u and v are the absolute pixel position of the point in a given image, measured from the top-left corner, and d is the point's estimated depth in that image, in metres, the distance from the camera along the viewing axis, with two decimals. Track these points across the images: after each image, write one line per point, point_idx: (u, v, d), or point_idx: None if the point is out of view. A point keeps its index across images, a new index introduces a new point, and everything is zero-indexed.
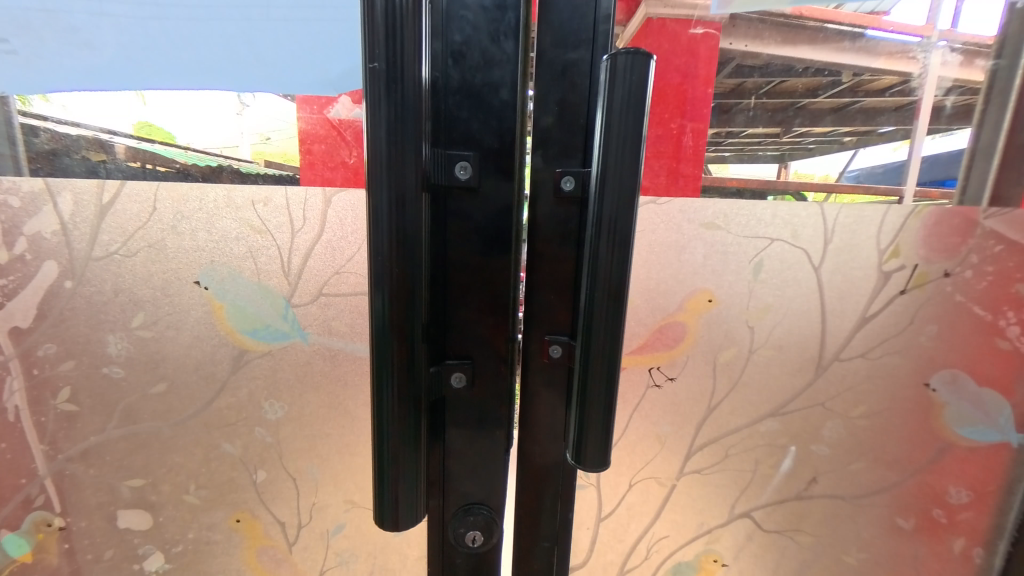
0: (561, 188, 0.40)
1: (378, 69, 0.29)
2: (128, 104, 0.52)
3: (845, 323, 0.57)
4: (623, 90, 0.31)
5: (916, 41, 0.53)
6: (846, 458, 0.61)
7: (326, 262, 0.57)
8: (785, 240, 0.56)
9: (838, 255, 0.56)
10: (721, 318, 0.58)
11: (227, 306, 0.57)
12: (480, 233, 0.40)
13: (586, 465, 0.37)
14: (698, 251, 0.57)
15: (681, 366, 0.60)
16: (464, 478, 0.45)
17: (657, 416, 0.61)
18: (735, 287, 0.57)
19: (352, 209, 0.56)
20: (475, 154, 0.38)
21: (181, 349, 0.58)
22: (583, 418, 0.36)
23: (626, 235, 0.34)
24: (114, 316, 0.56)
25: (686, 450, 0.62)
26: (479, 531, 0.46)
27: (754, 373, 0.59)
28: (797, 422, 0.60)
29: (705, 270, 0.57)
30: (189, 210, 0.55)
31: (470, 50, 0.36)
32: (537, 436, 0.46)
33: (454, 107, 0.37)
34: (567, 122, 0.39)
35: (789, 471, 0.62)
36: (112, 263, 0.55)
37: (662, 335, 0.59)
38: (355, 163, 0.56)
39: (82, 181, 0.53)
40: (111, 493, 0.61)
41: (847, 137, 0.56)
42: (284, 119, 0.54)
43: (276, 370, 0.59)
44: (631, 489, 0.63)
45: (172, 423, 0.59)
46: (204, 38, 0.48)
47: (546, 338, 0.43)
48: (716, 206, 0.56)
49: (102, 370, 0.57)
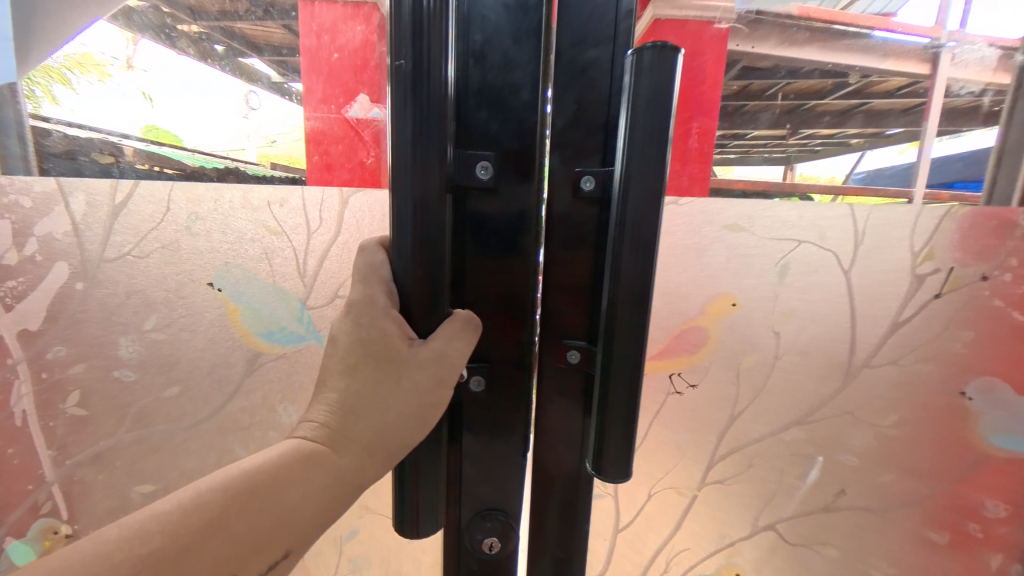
0: (580, 189, 0.39)
1: (404, 67, 0.29)
2: (136, 108, 0.54)
3: (876, 329, 0.55)
4: (648, 88, 0.30)
5: (926, 41, 0.53)
6: (873, 469, 0.59)
7: (342, 263, 0.56)
8: (812, 242, 0.54)
9: (865, 257, 0.54)
10: (743, 323, 0.57)
11: (242, 308, 0.57)
12: (498, 234, 0.39)
13: (606, 475, 0.36)
14: (718, 254, 0.56)
15: (703, 372, 0.59)
16: (482, 483, 0.44)
17: (677, 424, 0.60)
18: (758, 291, 0.56)
19: (369, 209, 0.55)
20: (494, 155, 0.37)
21: (195, 351, 0.57)
22: (603, 426, 0.35)
23: (651, 239, 0.33)
24: (125, 319, 0.55)
25: (709, 459, 0.61)
26: (498, 540, 0.45)
27: (778, 381, 0.58)
28: (822, 430, 0.58)
29: (727, 273, 0.56)
30: (204, 211, 0.54)
31: (491, 51, 0.36)
32: (553, 442, 0.45)
33: (474, 108, 0.36)
34: (585, 121, 0.38)
35: (814, 482, 0.60)
36: (125, 264, 0.54)
37: (682, 339, 0.58)
38: (372, 163, 0.55)
39: (95, 182, 0.53)
40: (121, 498, 0.60)
41: (857, 140, 0.55)
42: (290, 123, 0.55)
43: (291, 373, 0.59)
44: (650, 500, 0.62)
45: (185, 426, 0.59)
46: (221, 47, 0.54)
47: (563, 343, 0.42)
48: (736, 207, 0.55)
49: (113, 373, 0.57)
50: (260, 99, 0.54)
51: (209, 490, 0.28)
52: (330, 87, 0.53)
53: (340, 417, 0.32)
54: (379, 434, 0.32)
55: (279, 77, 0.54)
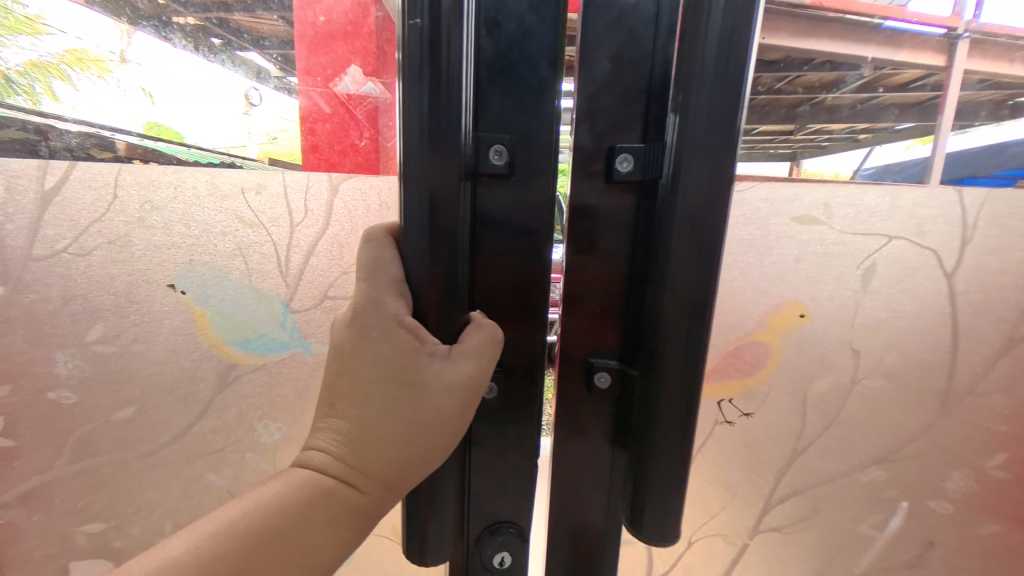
0: (617, 170, 0.33)
1: (419, 27, 0.26)
2: (138, 107, 0.54)
3: (984, 348, 0.58)
4: (715, 45, 0.26)
5: (943, 32, 0.55)
6: (969, 514, 0.64)
7: (330, 260, 0.60)
8: (908, 237, 0.56)
9: (976, 253, 0.56)
10: (815, 337, 0.60)
11: (211, 312, 0.59)
12: (517, 233, 0.33)
13: (647, 537, 0.34)
14: (790, 252, 0.58)
15: (761, 401, 0.63)
16: (491, 498, 0.38)
17: (727, 461, 0.66)
18: (835, 300, 0.59)
19: (360, 196, 0.59)
20: (512, 138, 0.31)
21: (152, 369, 0.59)
22: (647, 468, 0.33)
23: (714, 240, 0.30)
24: (62, 333, 0.56)
25: (766, 501, 0.66)
26: (508, 553, 0.39)
27: (855, 407, 0.61)
28: (908, 471, 0.63)
29: (798, 274, 0.59)
30: (160, 200, 0.55)
31: (507, 13, 0.30)
32: (580, 476, 0.39)
33: (487, 82, 0.30)
34: (625, 84, 0.32)
35: (899, 530, 0.65)
36: (59, 262, 0.54)
37: (740, 356, 0.62)
38: (365, 146, 0.58)
39: (23, 163, 0.52)
40: (64, 542, 0.62)
41: (863, 135, 0.57)
42: (289, 118, 0.57)
43: (271, 385, 0.62)
44: (691, 545, 0.68)
45: (141, 453, 0.61)
46: (219, 40, 0.55)
47: (591, 362, 0.36)
48: (814, 197, 0.57)
49: (50, 396, 0.57)
50: (262, 94, 0.57)
51: (232, 527, 0.28)
52: (318, 61, 0.56)
53: (354, 447, 0.30)
54: (399, 462, 0.30)
55: (279, 71, 0.56)
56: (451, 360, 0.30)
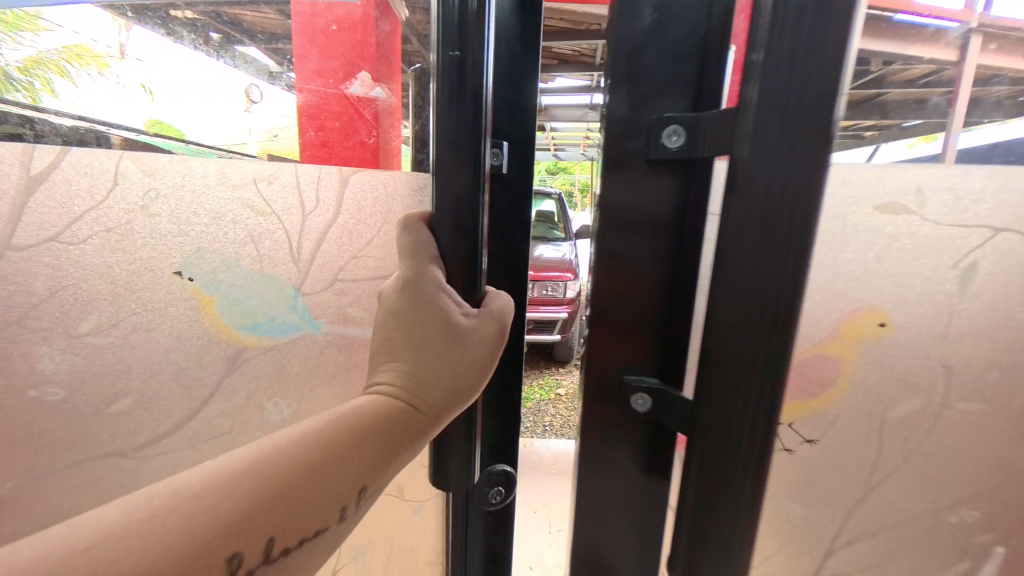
0: (668, 142, 0.42)
1: (454, 57, 0.44)
2: (138, 104, 0.55)
3: None
4: (794, 29, 0.30)
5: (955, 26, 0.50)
6: None
7: (341, 246, 0.63)
8: (1015, 230, 0.49)
9: None
10: (892, 354, 0.55)
11: (219, 299, 0.59)
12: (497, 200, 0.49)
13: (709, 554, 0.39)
14: (873, 250, 0.51)
15: (828, 421, 0.59)
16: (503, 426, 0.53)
17: (784, 494, 0.61)
18: (921, 311, 0.53)
19: (367, 187, 0.62)
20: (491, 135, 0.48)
21: (153, 358, 0.57)
22: (692, 476, 0.40)
23: (795, 226, 0.34)
24: (50, 324, 0.52)
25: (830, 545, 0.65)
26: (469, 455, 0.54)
27: (938, 439, 0.58)
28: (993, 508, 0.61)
29: (887, 285, 0.52)
30: (165, 188, 0.53)
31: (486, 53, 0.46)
32: (616, 470, 0.50)
33: (476, 98, 0.46)
34: (680, 77, 0.41)
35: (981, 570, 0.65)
36: (47, 251, 0.50)
37: (807, 371, 0.56)
38: (371, 142, 0.64)
39: (6, 147, 0.48)
40: None
41: (869, 132, 0.49)
42: (289, 115, 0.61)
43: (282, 364, 0.63)
44: None
45: (137, 446, 0.59)
46: (218, 35, 0.58)
47: (631, 383, 0.48)
48: (908, 180, 0.49)
49: (30, 393, 0.53)
50: (263, 93, 0.61)
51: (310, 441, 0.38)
52: (326, 63, 0.63)
53: (410, 379, 0.45)
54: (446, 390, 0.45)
55: (276, 67, 0.61)
56: (476, 322, 0.48)
